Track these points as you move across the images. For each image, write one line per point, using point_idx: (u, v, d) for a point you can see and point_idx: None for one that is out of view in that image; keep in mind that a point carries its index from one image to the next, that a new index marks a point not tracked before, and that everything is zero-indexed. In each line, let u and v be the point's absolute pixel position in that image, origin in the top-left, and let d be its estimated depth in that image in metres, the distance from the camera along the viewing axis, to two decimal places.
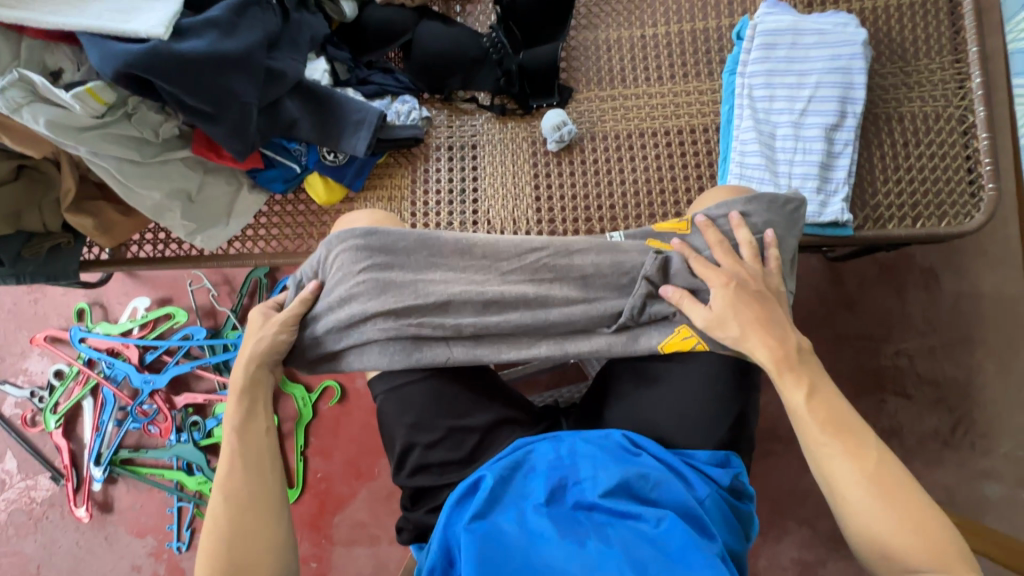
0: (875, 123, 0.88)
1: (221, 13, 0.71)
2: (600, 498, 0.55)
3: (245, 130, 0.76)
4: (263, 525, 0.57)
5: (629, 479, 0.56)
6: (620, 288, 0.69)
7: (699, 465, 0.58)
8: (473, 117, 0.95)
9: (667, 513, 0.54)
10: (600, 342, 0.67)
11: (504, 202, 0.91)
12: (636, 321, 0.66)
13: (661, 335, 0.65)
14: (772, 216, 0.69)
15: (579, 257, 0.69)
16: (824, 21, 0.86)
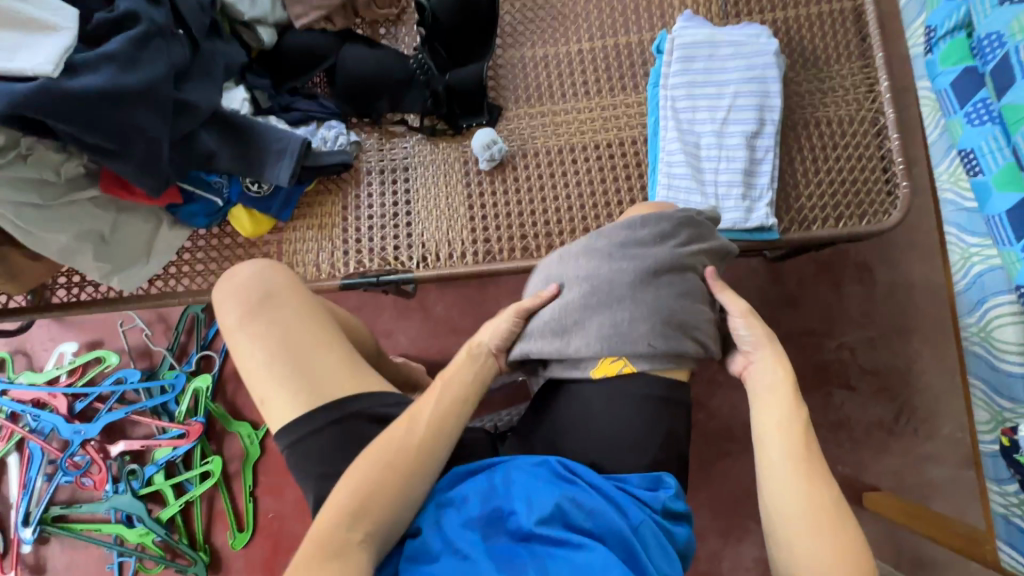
0: (793, 129, 0.91)
1: (119, 46, 0.67)
2: (534, 528, 0.54)
3: (156, 164, 0.73)
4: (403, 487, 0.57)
5: (562, 508, 0.55)
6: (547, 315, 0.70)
7: (630, 489, 0.59)
8: (404, 139, 0.94)
9: (600, 543, 0.53)
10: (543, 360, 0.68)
11: (438, 223, 0.89)
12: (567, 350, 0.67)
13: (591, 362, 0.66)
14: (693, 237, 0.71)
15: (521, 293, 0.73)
16: (738, 33, 0.88)
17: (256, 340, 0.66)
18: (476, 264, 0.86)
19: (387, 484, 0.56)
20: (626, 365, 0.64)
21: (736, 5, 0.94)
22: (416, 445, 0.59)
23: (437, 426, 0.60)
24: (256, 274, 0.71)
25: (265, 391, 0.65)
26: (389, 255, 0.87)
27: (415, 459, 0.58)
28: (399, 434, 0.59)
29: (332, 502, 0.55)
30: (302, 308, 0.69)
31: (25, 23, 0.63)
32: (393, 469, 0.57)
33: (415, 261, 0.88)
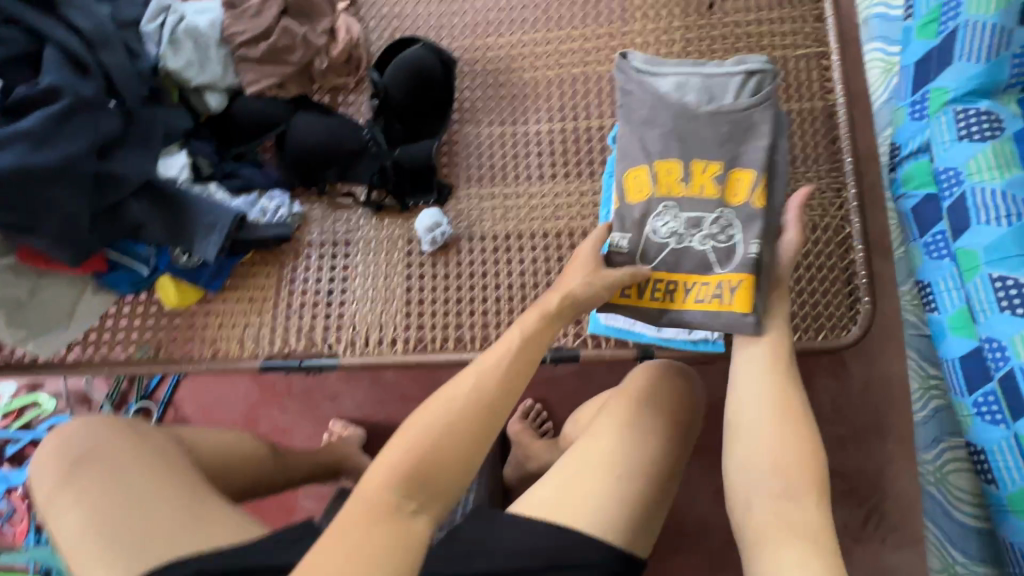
0: None
1: (34, 124, 0.65)
2: None
3: (74, 235, 0.72)
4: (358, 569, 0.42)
5: None
6: (698, 229, 0.67)
7: None
8: (350, 212, 0.91)
9: None
10: (652, 224, 0.68)
11: (371, 305, 0.86)
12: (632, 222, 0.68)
13: (633, 166, 0.69)
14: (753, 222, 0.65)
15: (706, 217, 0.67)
16: None
17: (70, 504, 0.60)
18: (405, 354, 0.82)
19: (423, 478, 0.47)
20: (649, 172, 0.68)
21: None
22: (462, 435, 0.49)
23: (483, 420, 0.50)
24: (67, 438, 0.65)
25: (80, 563, 0.58)
26: (318, 336, 0.84)
27: (457, 453, 0.49)
28: (434, 421, 0.49)
29: (361, 492, 0.47)
30: (132, 450, 0.64)
31: None
32: (430, 457, 0.48)
33: (343, 345, 0.84)
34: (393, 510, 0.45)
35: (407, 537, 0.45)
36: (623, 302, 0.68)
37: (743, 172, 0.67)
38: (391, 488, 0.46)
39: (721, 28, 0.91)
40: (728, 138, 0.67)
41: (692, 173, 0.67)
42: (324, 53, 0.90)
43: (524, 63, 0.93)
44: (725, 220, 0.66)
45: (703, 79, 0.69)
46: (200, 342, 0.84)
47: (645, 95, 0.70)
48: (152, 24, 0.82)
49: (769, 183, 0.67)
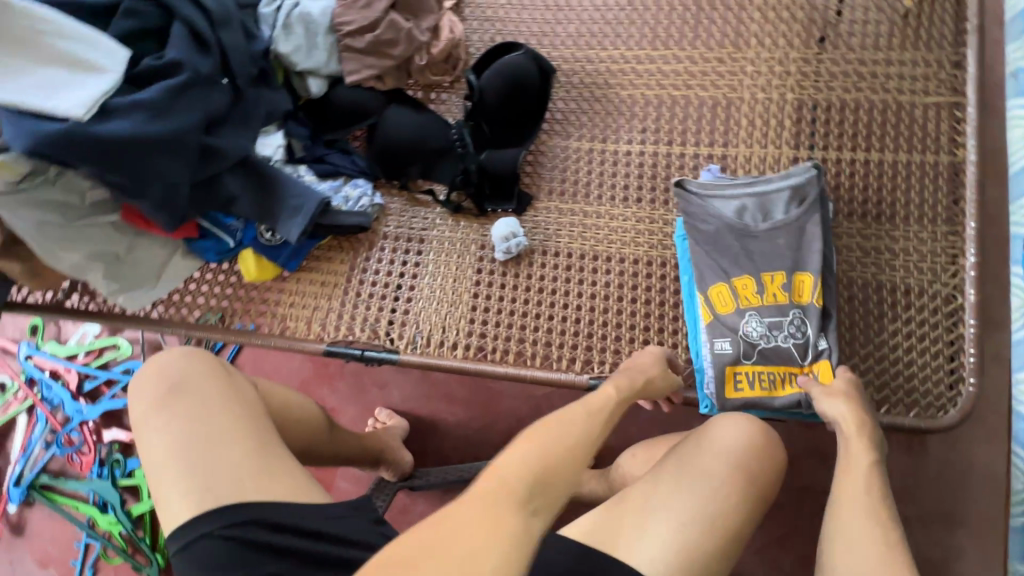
0: (848, 288, 0.79)
1: (155, 95, 0.68)
2: None
3: (175, 203, 0.75)
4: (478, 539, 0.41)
5: None
6: (782, 334, 0.75)
7: None
8: (428, 210, 0.91)
9: None
10: (743, 325, 0.76)
11: (437, 305, 0.86)
12: (728, 323, 0.77)
13: (710, 279, 0.79)
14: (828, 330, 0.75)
15: (776, 323, 0.75)
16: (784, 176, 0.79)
17: (160, 430, 0.63)
18: (464, 361, 0.81)
19: (550, 479, 0.47)
20: (727, 284, 0.78)
21: (813, 134, 0.84)
22: (577, 450, 0.50)
23: (593, 439, 0.51)
24: (170, 362, 0.69)
25: (160, 490, 0.61)
26: (380, 329, 0.85)
27: (575, 465, 0.49)
28: (560, 432, 0.50)
29: (479, 486, 0.45)
30: (222, 385, 0.67)
31: (74, 63, 0.66)
32: (557, 460, 0.48)
33: (404, 342, 0.85)
34: (519, 505, 0.44)
35: (524, 530, 0.43)
36: (736, 395, 0.76)
37: (803, 276, 0.76)
38: (519, 483, 0.45)
39: (843, 63, 0.85)
40: (790, 248, 0.76)
41: (764, 284, 0.77)
42: (425, 49, 0.91)
43: (624, 80, 0.91)
44: (796, 323, 0.75)
45: (756, 199, 0.78)
46: (271, 318, 0.87)
47: (709, 219, 0.79)
48: (269, 7, 0.85)
49: (825, 289, 0.76)
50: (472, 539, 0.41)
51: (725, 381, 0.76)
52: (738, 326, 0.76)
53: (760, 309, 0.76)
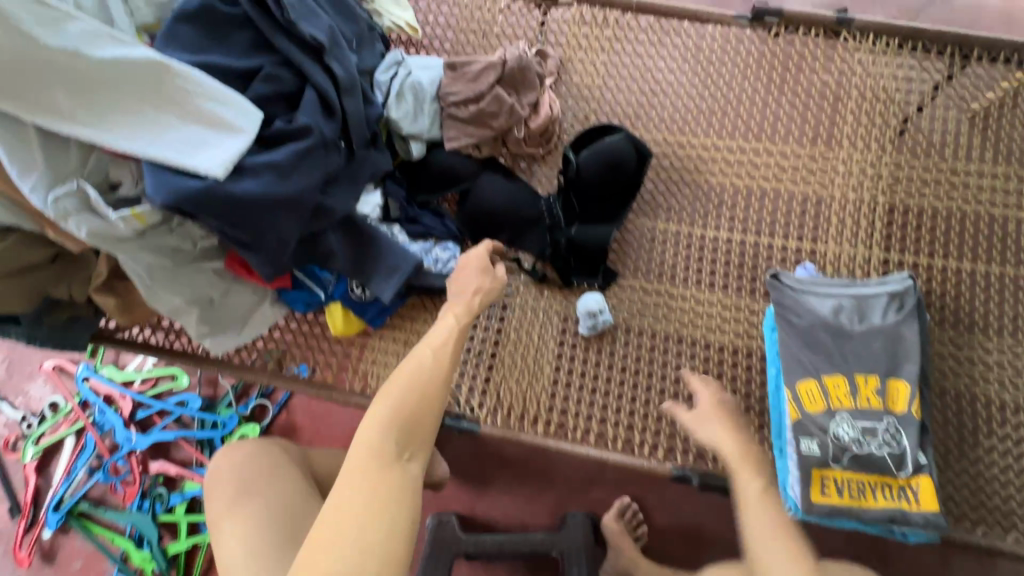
0: (942, 397, 0.78)
1: (284, 157, 0.71)
2: None
3: (280, 258, 0.76)
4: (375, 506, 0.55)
5: None
6: (875, 440, 0.72)
7: None
8: (513, 277, 0.92)
9: None
10: (832, 426, 0.73)
11: (520, 376, 0.85)
12: (816, 422, 0.74)
13: (800, 374, 0.77)
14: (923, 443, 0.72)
15: (869, 429, 0.72)
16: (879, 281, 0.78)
17: (237, 528, 0.73)
18: (545, 437, 0.81)
19: (404, 430, 0.60)
20: (817, 381, 0.75)
21: (905, 238, 0.85)
22: (430, 403, 0.62)
23: (434, 395, 0.63)
24: (241, 458, 0.79)
25: None
26: (462, 395, 0.84)
27: (428, 404, 0.63)
28: (408, 386, 0.63)
29: (359, 447, 0.59)
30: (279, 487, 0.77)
31: (216, 123, 0.69)
32: (407, 413, 0.61)
33: (484, 411, 0.83)
34: (385, 453, 0.58)
35: (403, 476, 0.58)
36: (821, 500, 0.71)
37: (898, 384, 0.74)
38: (384, 438, 0.59)
39: (934, 171, 0.87)
40: (887, 354, 0.75)
41: (857, 387, 0.74)
42: (524, 124, 0.93)
43: (714, 168, 0.93)
44: (890, 431, 0.72)
45: (854, 300, 0.77)
46: (352, 374, 0.89)
47: (804, 313, 0.78)
48: (385, 75, 0.88)
49: (921, 401, 0.74)
50: (371, 485, 0.56)
51: (811, 483, 0.71)
52: (829, 426, 0.73)
53: (851, 411, 0.73)
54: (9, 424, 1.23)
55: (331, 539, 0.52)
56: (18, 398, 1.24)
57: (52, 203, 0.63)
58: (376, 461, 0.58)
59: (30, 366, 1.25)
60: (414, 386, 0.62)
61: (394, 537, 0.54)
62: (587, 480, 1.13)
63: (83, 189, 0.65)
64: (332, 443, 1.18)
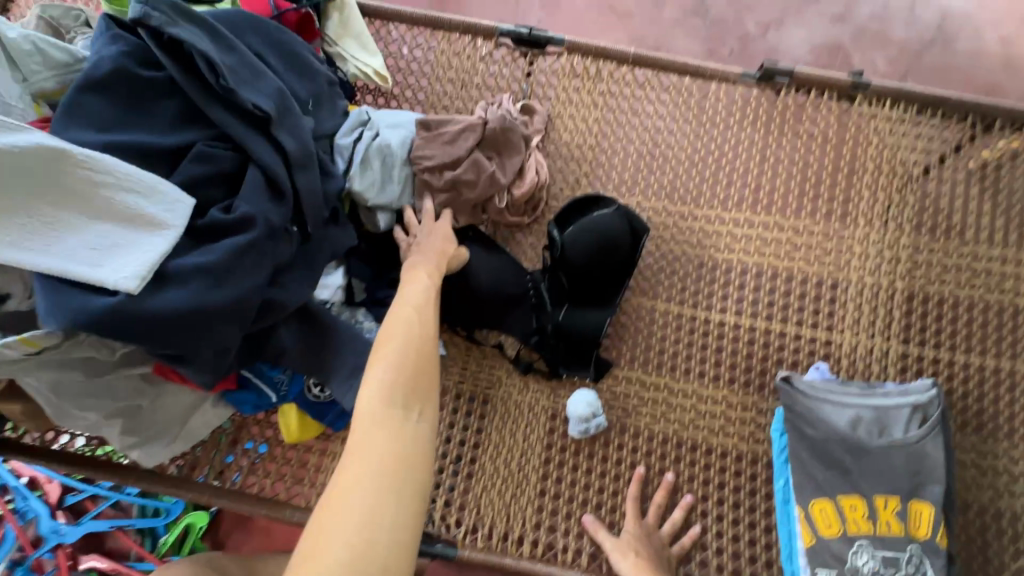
0: (965, 514, 0.71)
1: (220, 256, 0.59)
2: None
3: (221, 366, 0.64)
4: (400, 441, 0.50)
5: None
6: (900, 572, 0.64)
7: None
8: (495, 366, 0.82)
9: None
10: (851, 556, 0.65)
11: (502, 486, 0.75)
12: (832, 550, 0.66)
13: (813, 493, 0.69)
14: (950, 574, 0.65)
15: (892, 560, 0.65)
16: (898, 387, 0.71)
17: None
18: (531, 562, 0.71)
19: (411, 386, 0.54)
20: (831, 502, 0.68)
21: (924, 330, 0.78)
22: (426, 358, 0.57)
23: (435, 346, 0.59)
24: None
25: None
26: (437, 511, 0.74)
27: (426, 377, 0.56)
28: (407, 342, 0.57)
29: (360, 413, 0.51)
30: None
31: (133, 220, 0.56)
32: (411, 368, 0.55)
33: (463, 530, 0.74)
34: (390, 412, 0.51)
35: (413, 435, 0.51)
36: None
37: (921, 505, 0.66)
38: (391, 408, 0.52)
39: (954, 254, 0.80)
40: (910, 473, 0.67)
41: (877, 510, 0.67)
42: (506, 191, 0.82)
43: (719, 243, 0.84)
44: (915, 562, 0.65)
45: (873, 410, 0.70)
46: (310, 481, 0.78)
47: (818, 424, 0.70)
48: (347, 138, 0.76)
49: (947, 525, 0.66)
50: (387, 463, 0.48)
51: None
52: (847, 556, 0.65)
53: (871, 538, 0.66)
54: None
55: (341, 521, 0.44)
56: None
57: None
58: (387, 429, 0.50)
59: None
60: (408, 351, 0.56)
61: (409, 510, 0.47)
62: None
63: None
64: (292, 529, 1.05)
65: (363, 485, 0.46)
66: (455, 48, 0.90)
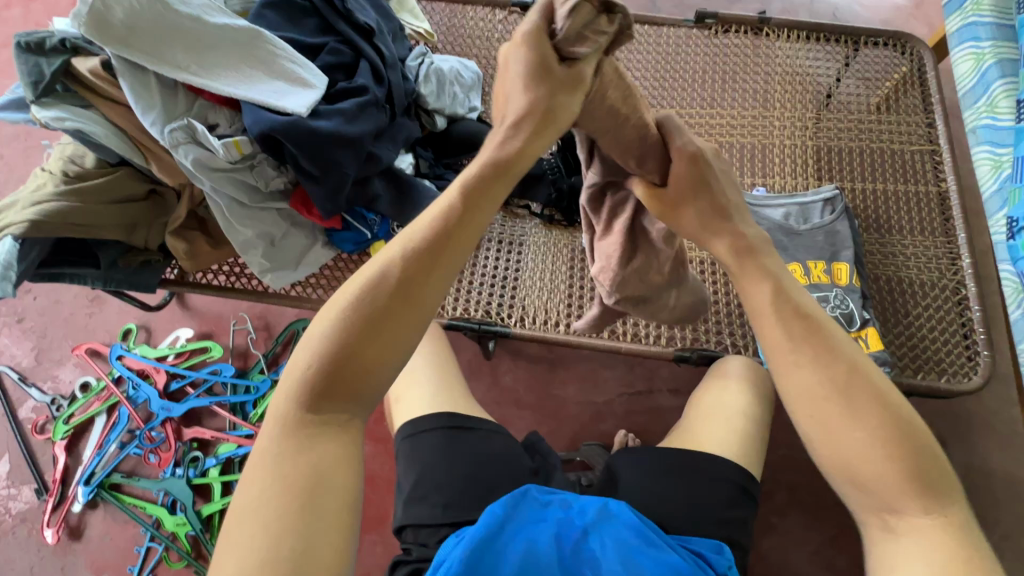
0: (877, 285, 1.00)
1: (349, 105, 0.88)
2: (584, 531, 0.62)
3: (338, 194, 0.90)
4: (323, 447, 0.49)
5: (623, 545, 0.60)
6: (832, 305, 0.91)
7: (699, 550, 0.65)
8: (525, 221, 1.09)
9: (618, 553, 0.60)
10: None
11: (540, 292, 1.02)
12: None
13: None
14: (865, 307, 0.91)
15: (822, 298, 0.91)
16: (813, 194, 1.00)
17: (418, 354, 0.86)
18: (566, 335, 0.95)
19: (342, 390, 0.50)
20: None
21: (831, 171, 1.10)
22: (387, 342, 0.50)
23: (409, 325, 0.50)
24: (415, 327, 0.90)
25: (402, 392, 0.82)
26: (493, 309, 1.00)
27: (376, 366, 0.50)
28: (348, 327, 0.49)
29: (280, 404, 0.50)
30: (432, 354, 0.87)
31: (294, 78, 0.85)
32: (348, 360, 0.49)
33: (514, 319, 0.99)
34: (310, 422, 0.49)
35: (341, 445, 0.50)
36: None
37: (841, 265, 0.94)
38: (307, 417, 0.49)
39: (845, 123, 1.13)
40: (827, 244, 0.95)
41: (810, 269, 0.94)
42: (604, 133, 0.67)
43: None
44: (840, 298, 0.91)
45: (798, 207, 0.99)
46: None
47: (762, 221, 0.98)
48: (414, 62, 1.08)
49: (859, 275, 0.94)
50: (291, 468, 0.48)
51: None
52: None
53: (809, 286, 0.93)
54: (36, 407, 1.27)
55: (234, 540, 0.45)
56: (47, 383, 1.28)
57: (167, 133, 0.79)
58: (300, 436, 0.49)
59: (60, 351, 1.31)
60: (355, 326, 0.49)
61: (324, 534, 0.46)
62: (596, 416, 1.25)
63: (191, 124, 0.80)
64: None
65: (252, 485, 0.47)
66: (480, 15, 1.26)
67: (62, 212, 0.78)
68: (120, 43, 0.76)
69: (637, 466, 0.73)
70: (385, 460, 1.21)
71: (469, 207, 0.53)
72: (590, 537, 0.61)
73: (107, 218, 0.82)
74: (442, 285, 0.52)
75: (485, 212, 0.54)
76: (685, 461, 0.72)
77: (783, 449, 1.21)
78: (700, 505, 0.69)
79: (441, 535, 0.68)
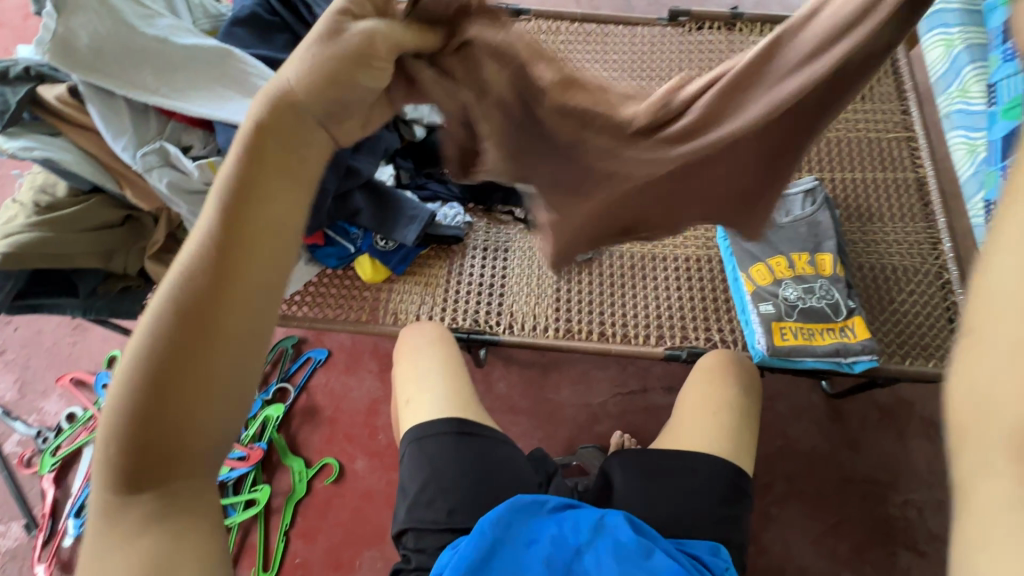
0: (864, 274, 1.00)
1: None
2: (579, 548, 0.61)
3: (320, 211, 0.89)
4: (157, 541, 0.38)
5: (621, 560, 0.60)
6: (820, 299, 0.91)
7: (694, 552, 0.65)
8: (509, 227, 1.09)
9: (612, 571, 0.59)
10: (782, 292, 0.92)
11: (528, 298, 1.02)
12: (772, 291, 0.92)
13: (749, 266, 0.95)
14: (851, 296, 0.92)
15: (808, 290, 0.92)
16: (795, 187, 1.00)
17: (425, 360, 0.85)
18: (555, 340, 0.95)
19: (155, 464, 0.38)
20: (765, 268, 0.94)
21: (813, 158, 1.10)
22: (203, 394, 0.38)
23: (212, 382, 0.38)
24: (423, 334, 0.89)
25: (411, 394, 0.81)
26: (481, 318, 0.99)
27: (193, 425, 0.38)
28: (141, 384, 0.37)
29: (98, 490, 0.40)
30: (443, 358, 0.85)
31: None
32: (150, 426, 0.37)
33: (503, 327, 0.98)
34: (125, 508, 0.39)
35: (179, 530, 0.39)
36: (783, 343, 0.88)
37: (825, 255, 0.94)
38: (120, 504, 0.39)
39: None
40: (810, 235, 0.96)
41: (794, 261, 0.94)
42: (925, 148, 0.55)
43: None
44: (826, 289, 0.92)
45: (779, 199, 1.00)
46: (382, 310, 1.01)
47: None
48: None
49: (844, 265, 0.94)
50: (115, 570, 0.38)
51: (772, 332, 0.89)
52: (778, 292, 0.92)
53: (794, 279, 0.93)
54: (22, 441, 1.24)
55: None
56: (32, 416, 1.26)
57: (140, 157, 0.78)
58: (119, 530, 0.39)
59: (43, 383, 1.28)
60: (150, 378, 0.37)
61: None
62: (591, 418, 1.24)
63: (164, 147, 0.79)
64: (354, 413, 1.24)
65: None
66: None
67: (37, 243, 0.76)
68: (89, 68, 0.75)
69: (637, 475, 0.71)
70: (381, 473, 1.20)
71: (253, 215, 0.40)
72: (585, 555, 0.61)
73: (82, 247, 0.80)
74: (251, 315, 0.40)
75: (276, 202, 0.41)
76: (677, 461, 0.72)
77: (778, 440, 1.21)
78: (695, 506, 0.69)
79: (444, 542, 0.68)
